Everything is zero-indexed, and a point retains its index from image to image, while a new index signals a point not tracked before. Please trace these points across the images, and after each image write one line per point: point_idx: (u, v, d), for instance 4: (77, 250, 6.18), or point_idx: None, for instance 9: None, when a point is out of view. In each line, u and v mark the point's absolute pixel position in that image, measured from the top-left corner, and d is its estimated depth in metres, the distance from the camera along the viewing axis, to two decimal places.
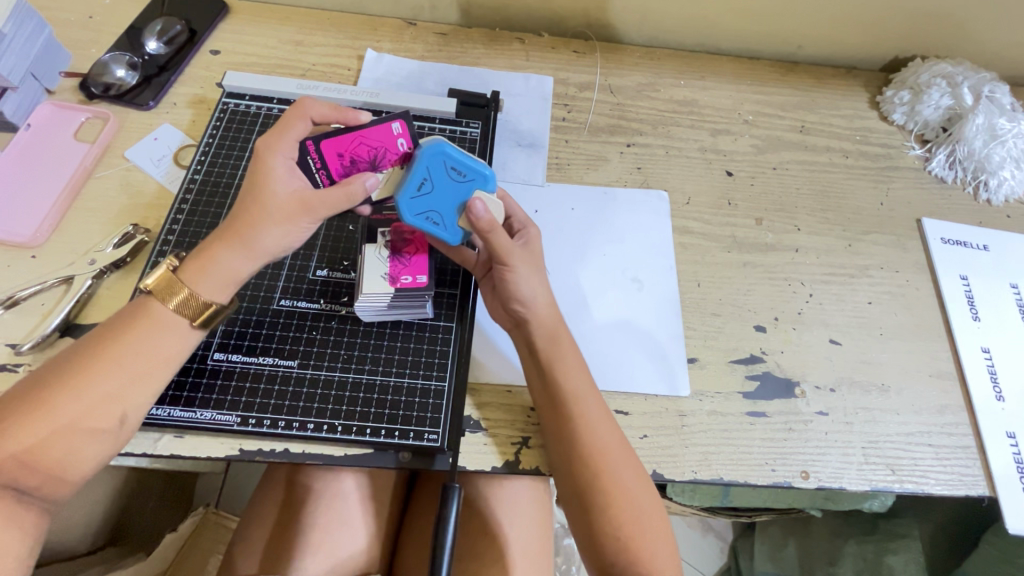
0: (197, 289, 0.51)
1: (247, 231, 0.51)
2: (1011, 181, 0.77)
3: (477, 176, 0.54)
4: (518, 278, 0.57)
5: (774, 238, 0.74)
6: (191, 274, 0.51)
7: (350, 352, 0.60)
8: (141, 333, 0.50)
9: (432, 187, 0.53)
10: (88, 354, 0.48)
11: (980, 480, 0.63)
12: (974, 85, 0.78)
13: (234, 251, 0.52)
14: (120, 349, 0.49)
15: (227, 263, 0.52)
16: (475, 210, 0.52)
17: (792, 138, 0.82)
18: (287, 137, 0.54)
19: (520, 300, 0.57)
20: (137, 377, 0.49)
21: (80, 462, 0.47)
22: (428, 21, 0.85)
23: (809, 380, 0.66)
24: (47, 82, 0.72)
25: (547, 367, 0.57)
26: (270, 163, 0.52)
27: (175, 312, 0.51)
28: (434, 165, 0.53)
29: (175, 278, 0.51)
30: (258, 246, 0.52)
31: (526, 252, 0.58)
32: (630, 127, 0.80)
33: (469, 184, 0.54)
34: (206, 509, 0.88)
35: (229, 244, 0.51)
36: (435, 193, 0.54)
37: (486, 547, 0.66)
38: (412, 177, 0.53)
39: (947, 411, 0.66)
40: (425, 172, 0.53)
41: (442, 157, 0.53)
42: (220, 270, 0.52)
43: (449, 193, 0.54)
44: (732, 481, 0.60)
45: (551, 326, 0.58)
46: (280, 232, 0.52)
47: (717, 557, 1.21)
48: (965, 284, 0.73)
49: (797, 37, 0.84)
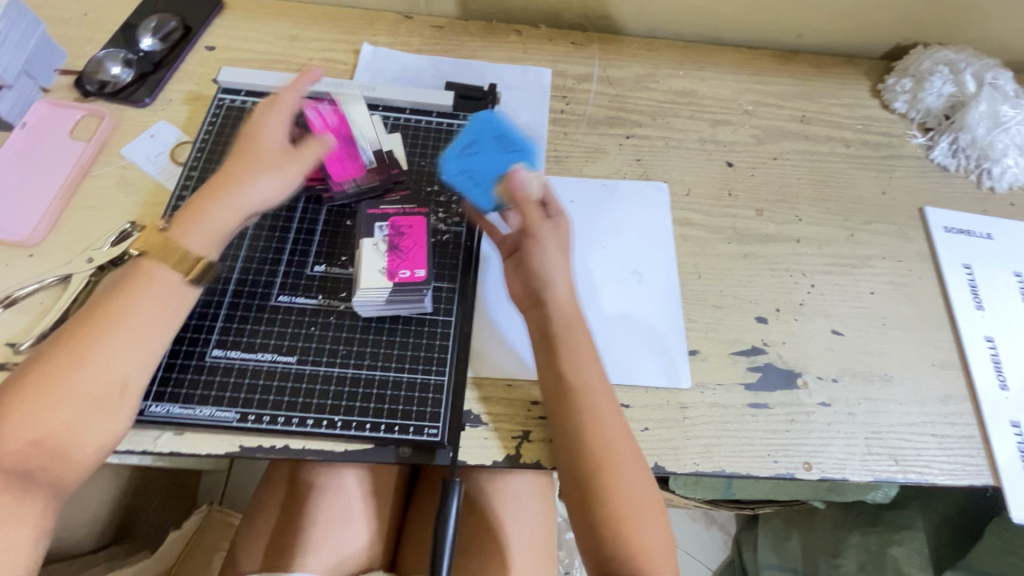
0: (189, 242, 0.53)
1: (239, 182, 0.55)
2: (1015, 169, 0.76)
3: (520, 148, 0.64)
4: (545, 256, 0.58)
5: (775, 229, 0.74)
6: (182, 229, 0.53)
7: (348, 347, 0.60)
8: (133, 300, 0.51)
9: (478, 148, 0.65)
10: (85, 326, 0.49)
11: (984, 470, 0.62)
12: (977, 72, 0.77)
13: (223, 202, 0.54)
14: (112, 317, 0.50)
15: (218, 218, 0.54)
16: (515, 177, 0.59)
17: (792, 127, 0.81)
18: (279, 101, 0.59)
19: (545, 282, 0.58)
20: (133, 343, 0.50)
21: (95, 438, 0.48)
22: (425, 14, 0.84)
23: (811, 371, 0.66)
24: (41, 81, 0.72)
25: (561, 354, 0.57)
26: (262, 126, 0.58)
27: (170, 270, 0.52)
28: (480, 131, 0.66)
29: (171, 242, 0.53)
30: (247, 198, 0.55)
31: (556, 235, 0.60)
32: (629, 119, 0.79)
33: (511, 152, 0.64)
34: (210, 508, 0.88)
35: (220, 196, 0.54)
36: (479, 153, 0.65)
37: (488, 541, 0.66)
38: (465, 139, 0.66)
39: (951, 400, 0.65)
40: (474, 138, 0.65)
41: (491, 130, 0.65)
42: (210, 226, 0.54)
43: (493, 156, 0.64)
44: (733, 473, 0.60)
45: (571, 314, 0.58)
46: (269, 183, 0.56)
47: (720, 550, 1.21)
48: (968, 274, 0.72)
49: (798, 25, 0.83)
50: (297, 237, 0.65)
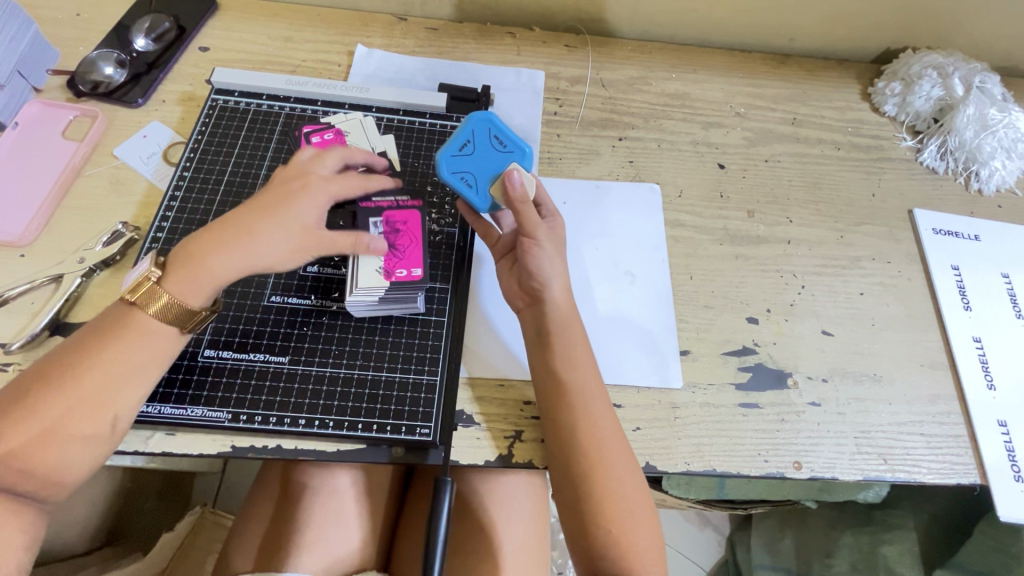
0: (177, 293, 0.51)
1: (250, 241, 0.53)
2: (1002, 172, 0.78)
3: (516, 149, 0.61)
4: (542, 255, 0.58)
5: (766, 231, 0.74)
6: (176, 282, 0.51)
7: (341, 349, 0.60)
8: (125, 340, 0.49)
9: (474, 149, 0.60)
10: (71, 363, 0.48)
11: (972, 469, 0.63)
12: (965, 75, 0.78)
13: (227, 258, 0.52)
14: (104, 355, 0.48)
15: (215, 273, 0.52)
16: (511, 177, 0.58)
17: (783, 130, 0.82)
18: (332, 180, 0.57)
19: (540, 281, 0.58)
20: (125, 383, 0.49)
21: (75, 467, 0.48)
22: (419, 16, 0.85)
23: (801, 371, 0.66)
24: (33, 81, 0.72)
25: (554, 353, 0.57)
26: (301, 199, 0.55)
27: (161, 322, 0.51)
28: (478, 130, 0.60)
29: (162, 289, 0.51)
30: (251, 257, 0.53)
31: (551, 234, 0.60)
32: (622, 121, 0.80)
33: (507, 154, 0.61)
34: (202, 509, 0.87)
35: (222, 252, 0.52)
36: (474, 155, 0.60)
37: (480, 541, 0.66)
38: (458, 137, 0.60)
39: (940, 400, 0.66)
40: (469, 136, 0.60)
41: (487, 126, 0.61)
42: (204, 277, 0.52)
43: (488, 158, 0.60)
44: (724, 472, 0.60)
45: (566, 314, 0.58)
46: (279, 251, 0.53)
47: (714, 550, 1.22)
48: (956, 275, 0.73)
49: (788, 29, 0.84)
50: None
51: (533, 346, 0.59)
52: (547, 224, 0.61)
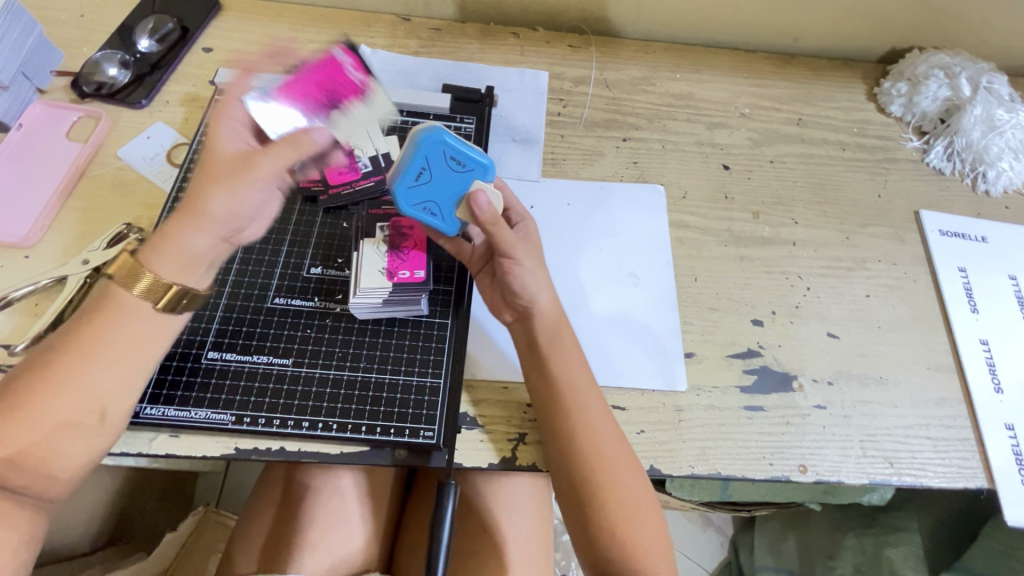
0: (154, 268, 0.49)
1: (197, 200, 0.50)
2: (1010, 173, 0.77)
3: (476, 166, 0.55)
4: (524, 273, 0.57)
5: (771, 232, 0.74)
6: (149, 254, 0.50)
7: (344, 351, 0.60)
8: (112, 326, 0.48)
9: (430, 175, 0.54)
10: (61, 351, 0.47)
11: (979, 473, 0.62)
12: (972, 76, 0.78)
13: (187, 226, 0.50)
14: (92, 342, 0.48)
15: (183, 240, 0.50)
16: (477, 202, 0.54)
17: (788, 130, 0.81)
18: (234, 104, 0.55)
19: (525, 296, 0.58)
20: (112, 372, 0.48)
21: (67, 460, 0.47)
22: (423, 16, 0.85)
23: (806, 374, 0.66)
24: (38, 82, 0.72)
25: (549, 357, 0.57)
26: (217, 135, 0.52)
27: (139, 298, 0.49)
28: (432, 155, 0.54)
29: (137, 265, 0.49)
30: (206, 213, 0.50)
31: (527, 245, 0.59)
32: (626, 122, 0.79)
33: (467, 174, 0.55)
34: (206, 509, 0.87)
35: (180, 218, 0.50)
36: (432, 182, 0.55)
37: (483, 542, 0.66)
38: (410, 166, 0.54)
39: (946, 403, 0.66)
40: (422, 162, 0.54)
41: (441, 147, 0.54)
42: (176, 248, 0.50)
43: (448, 182, 0.55)
44: (729, 476, 0.60)
45: (556, 322, 0.58)
46: (225, 194, 0.50)
47: (717, 552, 1.21)
48: (963, 277, 0.72)
49: (793, 29, 0.83)
50: (294, 239, 0.65)
51: (527, 354, 0.59)
52: (518, 232, 0.60)
